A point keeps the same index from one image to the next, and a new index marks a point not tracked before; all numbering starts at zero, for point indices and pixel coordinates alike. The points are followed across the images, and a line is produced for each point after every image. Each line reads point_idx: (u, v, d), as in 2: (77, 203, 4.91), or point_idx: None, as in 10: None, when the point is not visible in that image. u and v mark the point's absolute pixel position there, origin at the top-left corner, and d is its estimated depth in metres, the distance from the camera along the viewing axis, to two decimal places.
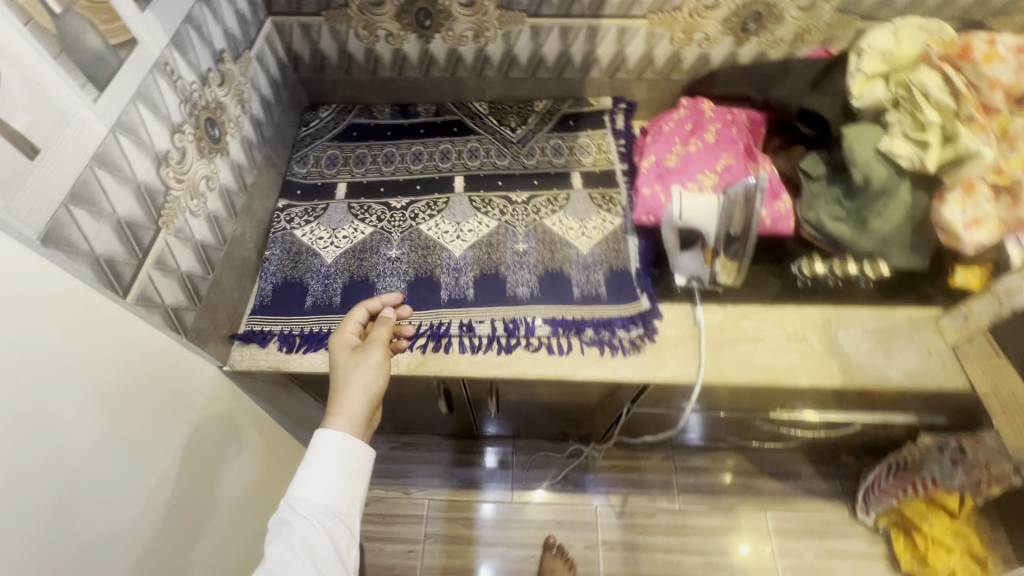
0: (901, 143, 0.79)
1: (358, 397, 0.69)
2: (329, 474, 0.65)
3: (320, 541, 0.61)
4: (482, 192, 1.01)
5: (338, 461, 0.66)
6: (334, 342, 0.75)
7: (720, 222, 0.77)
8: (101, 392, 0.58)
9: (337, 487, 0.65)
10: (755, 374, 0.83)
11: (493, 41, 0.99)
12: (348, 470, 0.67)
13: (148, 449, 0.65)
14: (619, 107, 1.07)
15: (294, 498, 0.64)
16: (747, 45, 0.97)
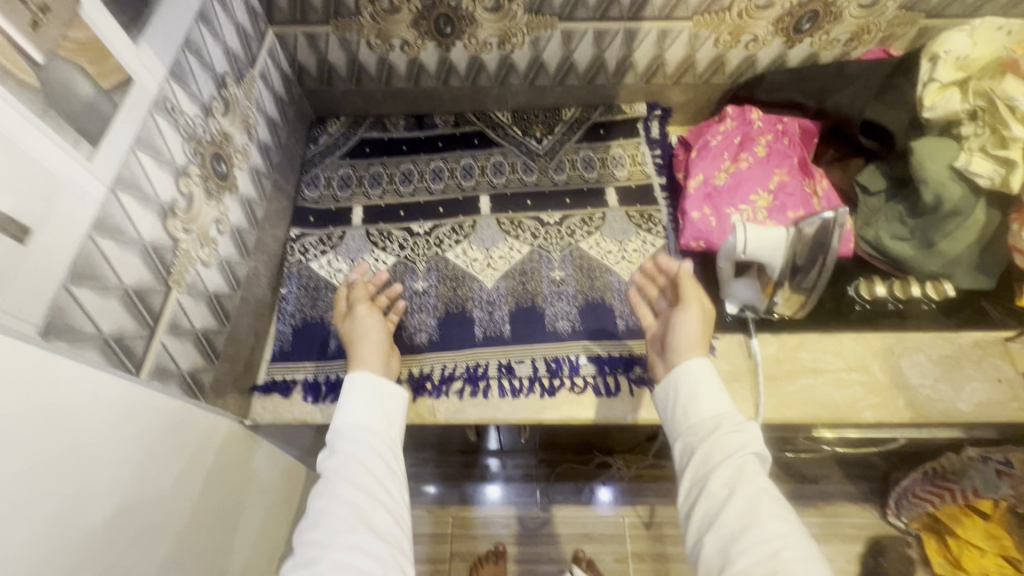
0: (982, 161, 0.72)
1: (373, 348, 0.71)
2: (349, 452, 0.58)
3: (366, 456, 0.58)
4: (512, 213, 0.94)
5: (372, 396, 0.63)
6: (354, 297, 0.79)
7: (786, 257, 0.70)
8: (137, 397, 0.54)
9: (371, 412, 0.62)
10: (819, 412, 0.77)
11: (520, 48, 0.90)
12: (380, 401, 0.63)
13: (165, 474, 0.57)
14: (654, 114, 1.00)
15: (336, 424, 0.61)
16: (799, 46, 0.89)
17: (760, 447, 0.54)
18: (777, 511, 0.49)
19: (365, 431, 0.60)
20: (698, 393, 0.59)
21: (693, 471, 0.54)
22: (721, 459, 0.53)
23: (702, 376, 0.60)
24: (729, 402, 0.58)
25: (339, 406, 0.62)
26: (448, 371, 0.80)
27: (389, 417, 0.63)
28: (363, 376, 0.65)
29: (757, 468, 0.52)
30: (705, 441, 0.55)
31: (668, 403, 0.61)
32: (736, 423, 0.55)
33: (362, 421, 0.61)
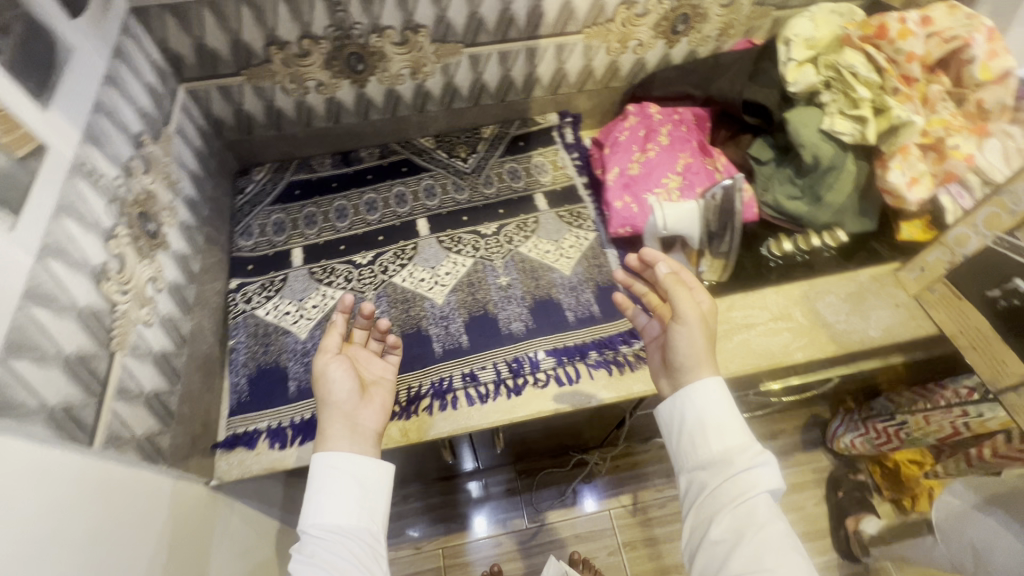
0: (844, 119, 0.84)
1: (335, 420, 0.64)
2: (320, 555, 0.56)
3: (347, 563, 0.56)
4: (450, 231, 0.98)
5: (351, 484, 0.61)
6: (321, 352, 0.68)
7: (701, 226, 0.78)
8: (93, 479, 0.51)
9: (348, 505, 0.60)
10: (758, 361, 0.85)
11: (432, 76, 0.94)
12: (362, 488, 0.61)
13: (135, 554, 0.54)
14: (566, 121, 1.08)
15: (308, 524, 0.59)
16: (678, 46, 1.00)
17: (772, 485, 0.57)
18: (783, 556, 0.52)
19: (334, 531, 0.58)
20: (706, 423, 0.61)
21: (700, 507, 0.59)
22: (727, 499, 0.57)
23: (710, 403, 0.62)
24: (740, 431, 0.60)
25: (309, 495, 0.60)
26: (414, 391, 0.81)
27: (369, 502, 0.61)
28: (335, 459, 0.61)
29: (766, 507, 0.56)
30: (714, 478, 0.59)
31: (673, 429, 0.64)
32: (746, 456, 0.59)
33: (333, 516, 0.59)
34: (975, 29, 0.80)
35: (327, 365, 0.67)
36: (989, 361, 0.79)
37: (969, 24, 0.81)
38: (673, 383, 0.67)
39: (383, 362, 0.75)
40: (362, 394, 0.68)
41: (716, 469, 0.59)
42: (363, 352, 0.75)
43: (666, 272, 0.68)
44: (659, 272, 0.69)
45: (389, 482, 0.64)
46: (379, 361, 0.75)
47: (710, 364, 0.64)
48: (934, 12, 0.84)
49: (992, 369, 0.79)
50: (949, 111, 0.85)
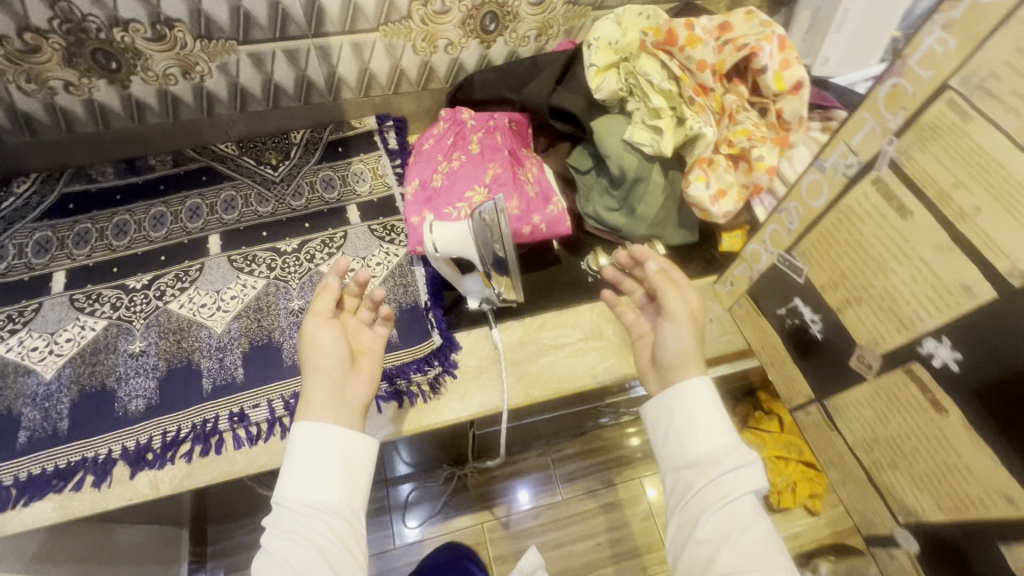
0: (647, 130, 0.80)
1: (319, 385, 0.62)
2: (297, 530, 0.56)
3: (323, 537, 0.56)
4: (244, 248, 0.89)
5: (330, 455, 0.60)
6: (312, 316, 0.65)
7: (477, 246, 0.72)
8: None
9: (328, 481, 0.59)
10: (560, 384, 0.81)
11: (210, 76, 0.84)
12: (341, 457, 0.61)
13: None
14: (387, 125, 1.00)
15: (280, 495, 0.58)
16: (495, 46, 0.93)
17: (756, 483, 0.60)
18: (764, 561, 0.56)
19: (313, 504, 0.58)
20: (702, 430, 0.64)
21: (686, 505, 0.62)
22: (714, 499, 0.60)
23: (699, 410, 0.64)
24: (730, 437, 0.63)
25: (289, 464, 0.60)
26: (170, 436, 0.73)
27: (347, 478, 0.60)
28: (312, 427, 0.60)
29: (749, 508, 0.59)
30: (701, 477, 0.62)
31: (666, 437, 0.66)
32: (732, 457, 0.61)
33: (313, 490, 0.58)
34: (765, 38, 0.76)
35: (312, 326, 0.65)
36: (783, 376, 0.78)
37: (762, 33, 0.77)
38: (661, 381, 0.70)
39: (373, 333, 0.71)
40: (351, 363, 0.66)
41: (703, 469, 0.62)
42: (355, 323, 0.71)
43: (655, 270, 0.71)
44: (649, 270, 0.71)
45: (370, 454, 0.63)
46: (370, 331, 0.71)
47: (699, 362, 0.67)
48: (733, 17, 0.80)
49: (786, 385, 0.78)
50: (752, 120, 0.82)
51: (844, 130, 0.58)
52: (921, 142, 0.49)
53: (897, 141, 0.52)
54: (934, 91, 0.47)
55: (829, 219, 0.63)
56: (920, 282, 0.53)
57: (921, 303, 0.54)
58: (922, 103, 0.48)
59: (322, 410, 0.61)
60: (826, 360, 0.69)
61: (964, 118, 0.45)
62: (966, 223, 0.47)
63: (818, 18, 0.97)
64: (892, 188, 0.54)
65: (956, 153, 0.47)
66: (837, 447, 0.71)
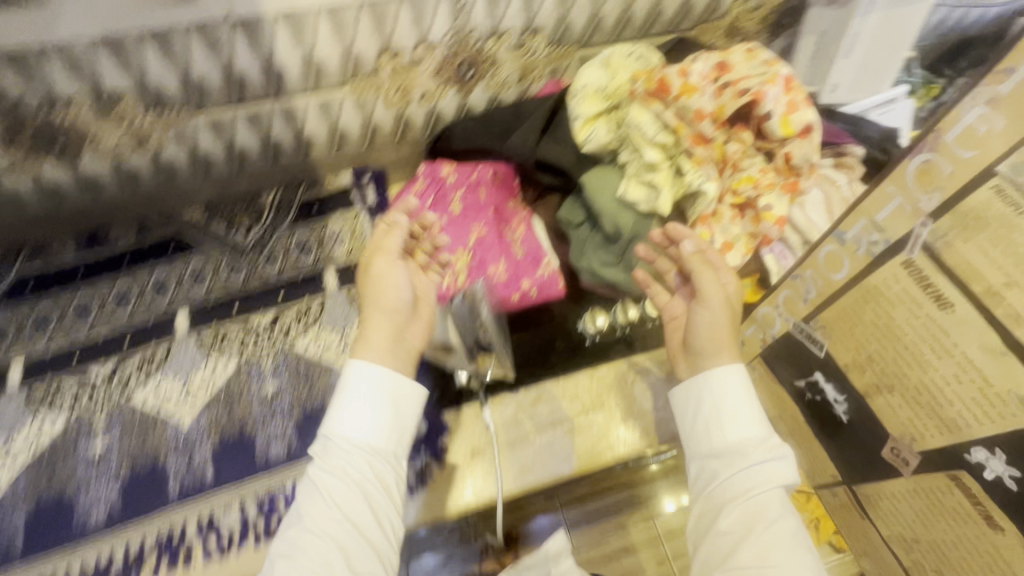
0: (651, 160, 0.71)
1: (376, 319, 0.63)
2: (342, 466, 0.55)
3: (367, 477, 0.55)
4: (214, 325, 0.83)
5: (377, 399, 0.58)
6: (378, 257, 0.65)
7: (456, 331, 0.75)
8: None
9: (376, 423, 0.58)
10: (558, 468, 0.74)
11: (167, 146, 0.77)
12: (389, 405, 0.59)
13: None
14: (364, 181, 0.94)
15: (327, 432, 0.57)
16: (474, 93, 0.86)
17: (788, 479, 0.55)
18: (793, 555, 0.51)
19: (359, 446, 0.57)
20: (730, 418, 0.58)
21: (705, 495, 0.58)
22: (737, 491, 0.55)
23: (729, 397, 0.59)
24: (763, 428, 0.58)
25: (337, 403, 0.58)
26: (135, 548, 0.68)
27: (395, 424, 0.59)
28: (366, 371, 0.59)
29: (777, 504, 0.53)
30: (726, 469, 0.57)
31: (690, 418, 0.62)
32: (765, 451, 0.56)
33: (360, 432, 0.57)
34: (768, 81, 0.69)
35: (379, 265, 0.65)
36: (807, 453, 0.70)
37: (764, 74, 0.70)
38: (691, 367, 0.65)
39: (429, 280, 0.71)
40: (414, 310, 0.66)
41: (733, 460, 0.57)
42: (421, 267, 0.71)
43: (691, 251, 0.65)
44: (684, 250, 0.65)
45: (417, 406, 0.62)
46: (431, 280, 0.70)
47: (733, 348, 0.62)
48: (731, 56, 0.72)
49: (810, 461, 0.70)
50: (758, 166, 0.74)
51: (865, 203, 0.51)
52: (961, 230, 0.42)
53: (931, 223, 0.44)
54: (976, 175, 0.40)
55: (851, 295, 0.56)
56: (965, 383, 0.46)
57: (965, 405, 0.47)
58: (962, 186, 0.41)
59: (378, 348, 0.61)
60: (853, 444, 0.61)
61: (1016, 210, 0.38)
62: (1022, 328, 0.40)
63: (823, 42, 0.89)
64: (925, 275, 0.46)
65: (1007, 249, 0.39)
66: (869, 535, 0.63)
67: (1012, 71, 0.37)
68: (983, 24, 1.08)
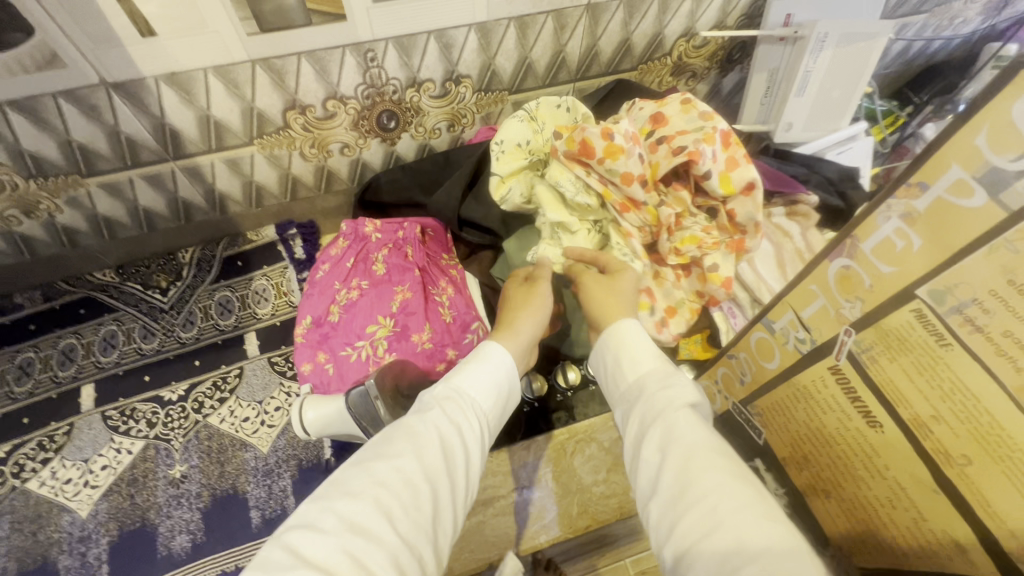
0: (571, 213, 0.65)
1: (529, 325, 0.57)
2: (456, 421, 0.45)
3: (472, 444, 0.45)
4: (121, 400, 0.76)
5: (502, 380, 0.50)
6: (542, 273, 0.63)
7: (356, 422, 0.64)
8: None
9: (495, 398, 0.49)
10: (486, 556, 0.68)
11: (60, 211, 0.72)
12: (505, 392, 0.51)
13: None
14: (290, 233, 0.88)
15: (452, 380, 0.48)
16: (401, 142, 0.80)
17: (693, 398, 0.45)
18: (726, 476, 0.39)
19: (476, 414, 0.47)
20: (626, 352, 0.52)
21: (629, 430, 0.47)
22: (653, 414, 0.45)
23: (626, 341, 0.52)
24: (657, 359, 0.50)
25: (467, 364, 0.50)
26: None
27: (500, 412, 0.50)
28: (499, 357, 0.52)
29: (689, 423, 0.43)
30: (635, 405, 0.48)
31: (601, 372, 0.54)
32: (661, 380, 0.48)
33: (479, 397, 0.48)
34: (704, 138, 0.62)
35: (546, 286, 0.61)
36: None
37: (701, 129, 0.63)
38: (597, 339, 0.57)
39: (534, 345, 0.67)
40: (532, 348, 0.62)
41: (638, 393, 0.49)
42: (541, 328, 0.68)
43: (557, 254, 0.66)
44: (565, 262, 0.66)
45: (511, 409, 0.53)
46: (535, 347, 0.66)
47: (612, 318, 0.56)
48: (666, 107, 0.66)
49: None
50: (701, 225, 0.67)
51: (791, 294, 0.46)
52: (884, 348, 0.37)
53: (855, 333, 0.39)
54: (897, 293, 0.35)
55: (783, 388, 0.50)
56: (899, 509, 0.40)
57: (902, 533, 0.40)
58: (883, 301, 0.36)
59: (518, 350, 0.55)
60: None
61: (938, 340, 0.32)
62: (952, 469, 0.34)
63: (774, 80, 0.83)
64: (851, 385, 0.41)
65: (933, 379, 0.34)
66: None
67: (927, 186, 0.32)
68: (951, 51, 1.02)
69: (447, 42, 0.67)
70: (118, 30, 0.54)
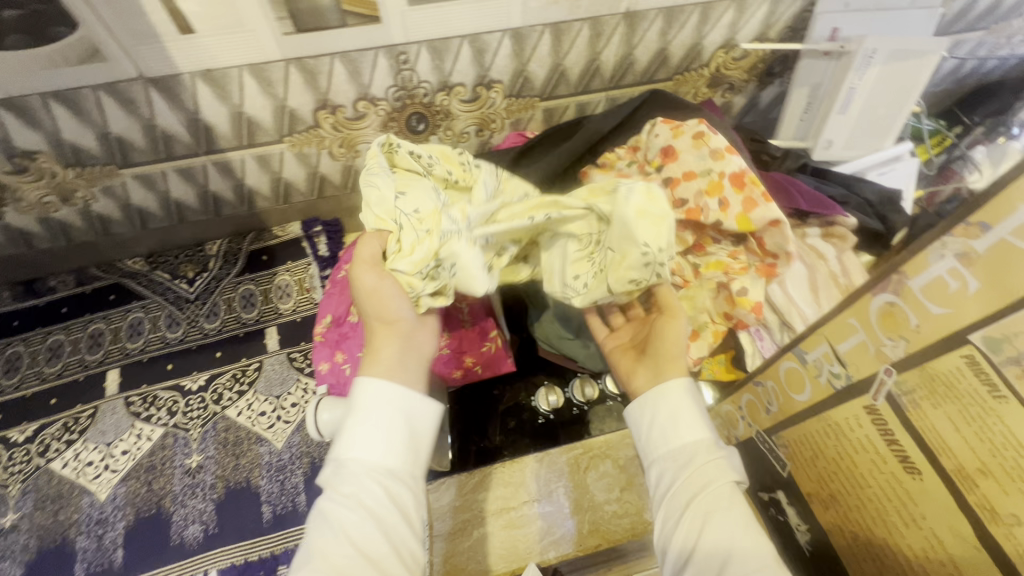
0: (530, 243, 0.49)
1: (389, 340, 0.47)
2: (357, 500, 0.41)
3: (381, 510, 0.41)
4: (144, 387, 0.78)
5: (392, 423, 0.44)
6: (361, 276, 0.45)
7: None
8: None
9: (392, 444, 0.44)
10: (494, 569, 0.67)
11: (96, 200, 0.73)
12: (403, 429, 0.45)
13: None
14: (315, 230, 0.89)
15: (337, 456, 0.43)
16: (429, 145, 0.80)
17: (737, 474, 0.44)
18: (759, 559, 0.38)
19: (377, 477, 0.43)
20: (681, 416, 0.47)
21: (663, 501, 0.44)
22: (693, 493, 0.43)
23: (680, 403, 0.47)
24: (707, 427, 0.46)
25: (347, 421, 0.44)
26: None
27: (411, 447, 0.45)
28: (376, 398, 0.44)
29: (730, 496, 0.42)
30: (679, 475, 0.44)
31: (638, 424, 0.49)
32: (711, 453, 0.44)
33: (371, 455, 0.43)
34: (709, 187, 0.61)
35: (381, 279, 0.45)
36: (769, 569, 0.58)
37: (707, 174, 0.62)
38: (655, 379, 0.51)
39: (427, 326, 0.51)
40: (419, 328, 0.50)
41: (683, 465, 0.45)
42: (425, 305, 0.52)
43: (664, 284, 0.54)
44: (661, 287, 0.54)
45: (432, 426, 0.47)
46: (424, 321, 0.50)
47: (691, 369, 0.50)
48: (678, 140, 0.64)
49: None
50: (727, 250, 0.67)
51: (828, 326, 0.44)
52: (927, 393, 0.35)
53: (896, 374, 0.37)
54: (946, 335, 0.33)
55: (812, 421, 0.48)
56: (932, 563, 0.37)
57: None
58: (930, 343, 0.34)
59: (389, 369, 0.46)
60: None
61: (991, 390, 0.30)
62: (998, 528, 0.32)
63: (817, 96, 0.80)
64: (888, 426, 0.39)
65: (979, 430, 0.32)
66: None
67: (988, 227, 0.30)
68: (1006, 70, 0.97)
69: (480, 47, 0.67)
70: (158, 27, 0.55)
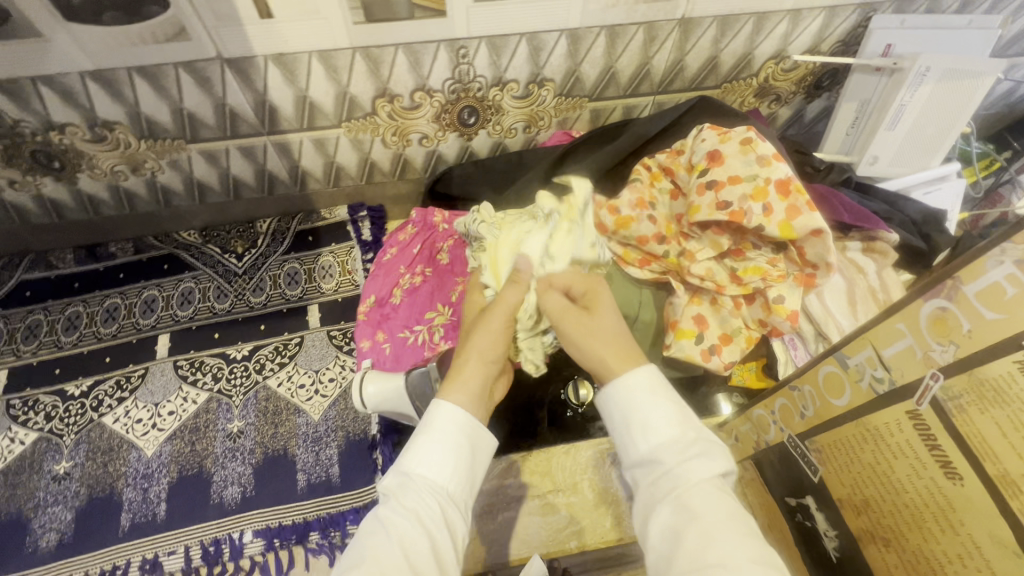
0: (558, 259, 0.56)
1: (479, 363, 0.51)
2: (414, 515, 0.40)
3: (433, 532, 0.40)
4: (192, 352, 0.82)
5: (456, 446, 0.44)
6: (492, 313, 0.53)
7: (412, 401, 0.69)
8: None
9: (454, 466, 0.44)
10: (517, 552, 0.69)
11: (162, 171, 0.77)
12: (467, 454, 0.45)
13: None
14: (360, 215, 0.92)
15: (400, 470, 0.43)
16: (477, 138, 0.82)
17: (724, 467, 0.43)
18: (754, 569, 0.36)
19: (436, 497, 0.42)
20: (637, 418, 0.45)
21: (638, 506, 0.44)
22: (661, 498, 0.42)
23: (634, 400, 0.46)
24: (675, 424, 0.44)
25: (413, 438, 0.45)
26: None
27: (470, 472, 0.45)
28: (447, 417, 0.46)
29: (714, 497, 0.41)
30: (652, 483, 0.43)
31: (608, 424, 0.48)
32: (678, 454, 0.43)
33: (434, 475, 0.43)
34: (754, 194, 0.61)
35: (496, 315, 0.54)
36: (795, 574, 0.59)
37: (754, 179, 0.62)
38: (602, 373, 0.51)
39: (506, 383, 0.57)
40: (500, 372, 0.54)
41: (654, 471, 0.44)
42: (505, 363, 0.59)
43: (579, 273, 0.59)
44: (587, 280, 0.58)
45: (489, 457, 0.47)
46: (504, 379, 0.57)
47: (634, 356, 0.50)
48: (726, 143, 0.64)
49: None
50: (767, 256, 0.66)
51: (873, 331, 0.44)
52: (975, 398, 0.36)
53: (943, 378, 0.38)
54: (999, 342, 0.34)
55: (849, 426, 0.48)
56: (969, 567, 0.38)
57: None
58: (982, 348, 0.35)
59: (470, 397, 0.48)
60: None
61: None
62: None
63: (865, 111, 0.80)
64: (930, 432, 0.39)
65: None
66: None
67: None
68: None
69: (537, 45, 0.69)
70: (241, 11, 0.58)
